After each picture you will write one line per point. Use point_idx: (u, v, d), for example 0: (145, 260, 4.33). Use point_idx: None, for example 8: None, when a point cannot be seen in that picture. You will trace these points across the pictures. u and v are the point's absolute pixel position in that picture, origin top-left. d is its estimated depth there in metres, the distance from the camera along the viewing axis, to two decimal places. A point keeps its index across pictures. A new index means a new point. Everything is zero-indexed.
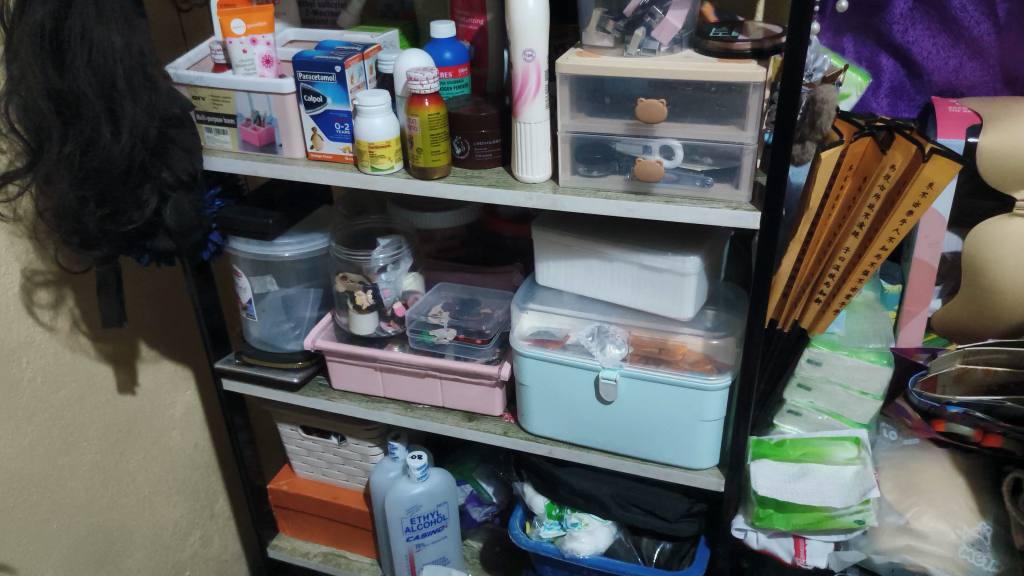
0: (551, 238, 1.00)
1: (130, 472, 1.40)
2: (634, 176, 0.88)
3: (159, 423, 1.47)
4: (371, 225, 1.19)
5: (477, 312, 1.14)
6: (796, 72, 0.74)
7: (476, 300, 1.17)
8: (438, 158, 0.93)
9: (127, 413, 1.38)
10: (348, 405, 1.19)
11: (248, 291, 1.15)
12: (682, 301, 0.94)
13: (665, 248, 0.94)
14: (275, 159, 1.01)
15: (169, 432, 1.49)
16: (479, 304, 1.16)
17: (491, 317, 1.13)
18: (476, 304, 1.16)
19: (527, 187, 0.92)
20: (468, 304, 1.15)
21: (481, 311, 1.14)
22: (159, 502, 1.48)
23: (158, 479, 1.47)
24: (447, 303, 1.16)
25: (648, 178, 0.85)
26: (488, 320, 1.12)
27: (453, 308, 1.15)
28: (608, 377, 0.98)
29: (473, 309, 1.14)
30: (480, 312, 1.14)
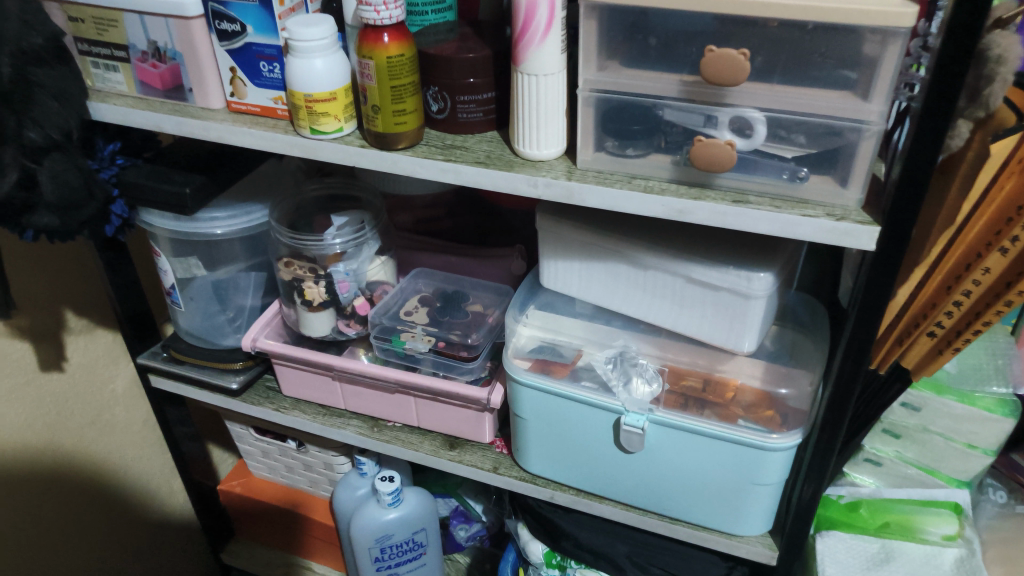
0: (563, 233, 0.73)
1: (72, 462, 1.09)
2: (688, 160, 0.60)
3: (81, 410, 1.09)
4: (330, 189, 0.94)
5: (464, 314, 0.88)
6: (982, 11, 0.45)
7: (464, 297, 0.90)
8: (405, 121, 0.65)
9: (18, 404, 0.99)
10: (300, 418, 0.94)
11: (169, 275, 0.89)
12: (743, 330, 0.69)
13: (722, 260, 0.67)
14: (184, 110, 0.73)
15: (115, 411, 1.15)
16: (467, 302, 0.90)
17: (480, 321, 0.87)
18: (463, 300, 0.90)
19: (529, 166, 0.64)
20: (453, 301, 0.89)
21: (469, 313, 0.88)
22: (115, 489, 1.18)
23: (110, 466, 1.16)
24: (425, 298, 0.90)
25: (713, 168, 0.58)
26: (476, 326, 0.86)
27: (433, 307, 0.89)
28: (631, 422, 0.72)
29: (459, 309, 0.88)
30: (468, 315, 0.88)
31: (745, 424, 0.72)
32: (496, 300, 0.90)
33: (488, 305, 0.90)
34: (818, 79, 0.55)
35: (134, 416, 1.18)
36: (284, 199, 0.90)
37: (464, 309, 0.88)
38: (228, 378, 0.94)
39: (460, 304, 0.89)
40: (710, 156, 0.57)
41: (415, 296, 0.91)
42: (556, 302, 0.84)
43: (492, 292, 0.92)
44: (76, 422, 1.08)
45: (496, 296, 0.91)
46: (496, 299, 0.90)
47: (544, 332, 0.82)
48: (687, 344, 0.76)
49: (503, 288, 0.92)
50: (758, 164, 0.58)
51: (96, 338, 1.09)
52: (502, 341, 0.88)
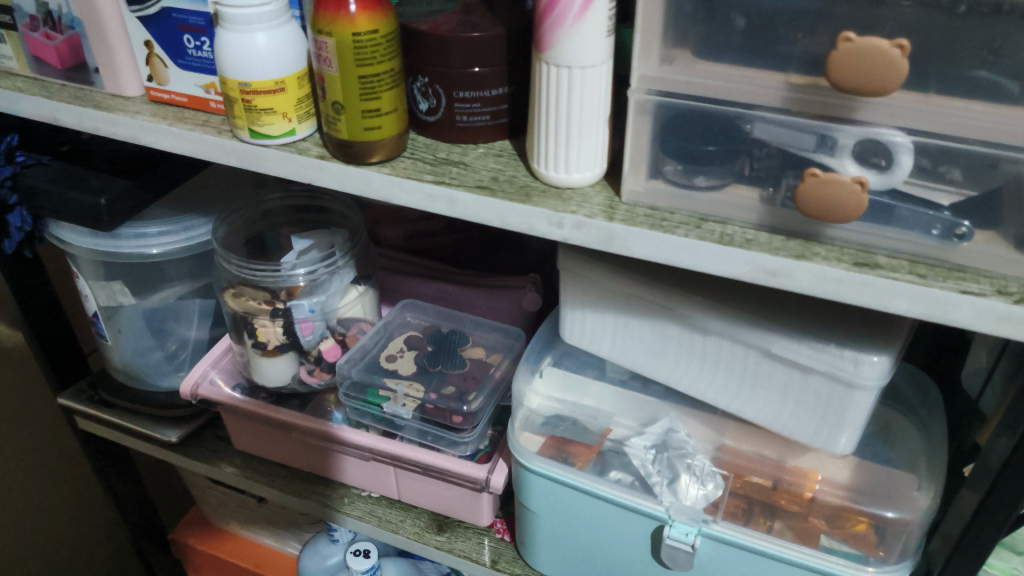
0: (592, 281, 0.54)
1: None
2: (800, 202, 0.39)
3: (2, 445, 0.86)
4: (294, 196, 0.74)
5: (461, 364, 0.68)
6: None
7: (462, 339, 0.71)
8: (380, 125, 0.46)
9: None
10: (250, 482, 0.76)
11: (91, 301, 0.72)
12: (841, 427, 0.49)
13: (814, 333, 0.49)
14: (88, 97, 0.55)
15: (46, 443, 0.92)
16: (464, 346, 0.70)
17: (480, 376, 0.68)
18: (459, 344, 0.70)
19: (553, 196, 0.45)
20: (448, 347, 0.69)
21: (467, 363, 0.69)
22: (54, 540, 0.96)
23: (37, 511, 0.93)
24: (412, 338, 0.71)
25: (828, 215, 0.38)
26: (476, 382, 0.67)
27: (422, 352, 0.70)
28: (679, 537, 0.54)
29: (455, 357, 0.69)
30: (466, 365, 0.68)
31: (827, 544, 0.54)
32: (502, 345, 0.72)
33: (491, 353, 0.71)
34: (999, 92, 0.36)
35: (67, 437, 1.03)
36: (238, 209, 0.72)
37: (461, 357, 0.69)
38: (167, 429, 0.77)
39: (456, 349, 0.69)
40: (820, 197, 0.38)
41: (397, 337, 0.72)
42: (579, 357, 0.65)
43: (496, 333, 0.73)
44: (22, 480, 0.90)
45: (501, 339, 0.72)
46: (501, 346, 0.71)
47: (563, 397, 0.63)
48: (750, 430, 0.58)
49: (512, 331, 0.73)
50: (896, 211, 0.39)
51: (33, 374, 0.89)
52: (507, 401, 0.69)
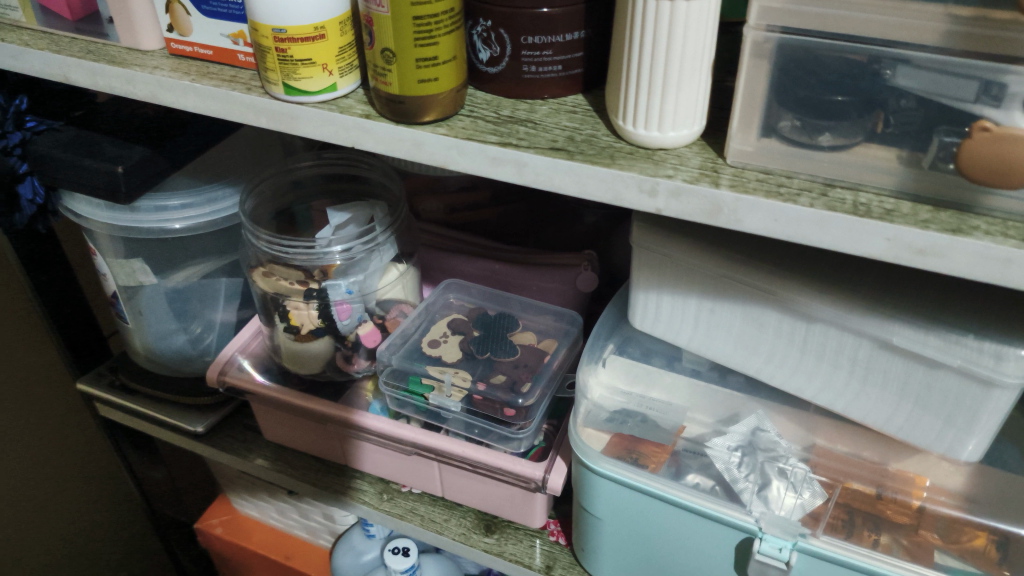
0: (676, 259, 0.47)
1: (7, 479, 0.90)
2: (977, 166, 0.32)
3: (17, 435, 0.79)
4: (326, 164, 0.68)
5: (513, 352, 0.61)
6: None
7: (511, 323, 0.64)
8: (436, 77, 0.39)
9: None
10: (282, 477, 0.70)
11: (109, 280, 0.66)
12: (970, 433, 0.42)
13: (942, 320, 0.42)
14: (101, 51, 0.47)
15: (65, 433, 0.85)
16: (515, 331, 0.63)
17: (534, 364, 0.61)
18: (509, 329, 0.63)
19: (642, 159, 0.38)
20: (496, 333, 0.62)
21: (518, 350, 0.61)
22: (75, 533, 0.90)
23: (56, 503, 0.87)
24: (455, 322, 0.64)
25: (999, 176, 0.32)
26: (530, 372, 0.60)
27: (468, 337, 0.62)
28: (770, 552, 0.49)
29: (505, 344, 0.61)
30: (517, 352, 0.61)
31: (942, 562, 0.47)
32: (557, 330, 0.64)
33: (544, 339, 0.63)
34: None
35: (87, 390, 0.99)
36: (267, 179, 0.65)
37: (511, 343, 0.62)
38: (192, 419, 0.71)
39: (505, 335, 0.62)
40: (991, 155, 0.32)
41: (440, 320, 0.65)
42: (645, 345, 0.58)
43: (549, 315, 0.66)
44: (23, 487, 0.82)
45: (555, 323, 0.65)
46: (556, 331, 0.64)
47: (630, 390, 0.57)
48: (847, 428, 0.51)
49: (567, 313, 0.66)
50: None
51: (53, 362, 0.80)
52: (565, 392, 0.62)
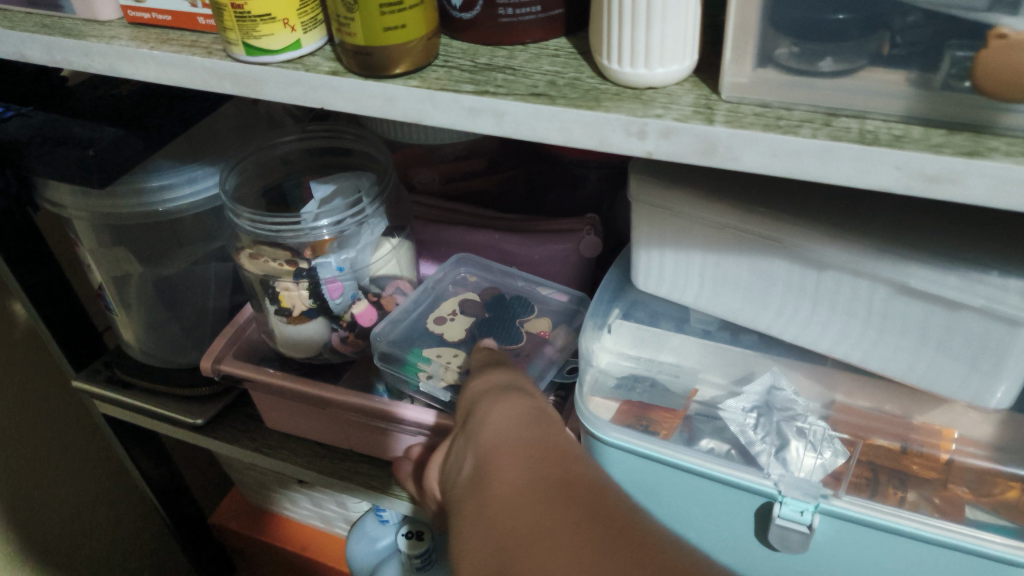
0: (675, 211, 0.44)
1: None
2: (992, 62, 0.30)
3: (23, 439, 0.78)
4: (311, 139, 0.65)
5: (517, 340, 0.58)
6: None
7: (526, 308, 0.62)
8: (403, 23, 0.36)
9: None
10: (287, 466, 0.68)
11: (94, 271, 0.65)
12: (997, 377, 0.40)
13: (962, 258, 0.39)
14: (57, 25, 0.45)
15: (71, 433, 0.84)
16: (526, 318, 0.61)
17: (535, 352, 0.58)
18: (520, 314, 0.61)
19: (630, 99, 0.35)
20: (506, 319, 0.60)
21: (523, 337, 0.59)
22: (93, 532, 0.89)
23: (69, 505, 0.85)
24: (467, 303, 0.62)
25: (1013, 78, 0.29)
26: (527, 361, 0.57)
27: (477, 319, 0.61)
28: (791, 515, 0.46)
29: (512, 331, 0.59)
30: (521, 340, 0.59)
31: (973, 517, 0.44)
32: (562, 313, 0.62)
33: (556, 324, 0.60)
34: None
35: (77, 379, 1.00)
36: (250, 156, 0.62)
37: (518, 329, 0.59)
38: (190, 411, 0.69)
39: (513, 321, 0.60)
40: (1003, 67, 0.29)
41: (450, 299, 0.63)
42: (652, 307, 0.56)
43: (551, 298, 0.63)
44: (21, 492, 0.79)
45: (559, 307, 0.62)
46: (561, 313, 0.61)
47: (638, 354, 0.54)
48: (868, 382, 0.49)
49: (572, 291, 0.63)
50: None
51: (46, 362, 0.79)
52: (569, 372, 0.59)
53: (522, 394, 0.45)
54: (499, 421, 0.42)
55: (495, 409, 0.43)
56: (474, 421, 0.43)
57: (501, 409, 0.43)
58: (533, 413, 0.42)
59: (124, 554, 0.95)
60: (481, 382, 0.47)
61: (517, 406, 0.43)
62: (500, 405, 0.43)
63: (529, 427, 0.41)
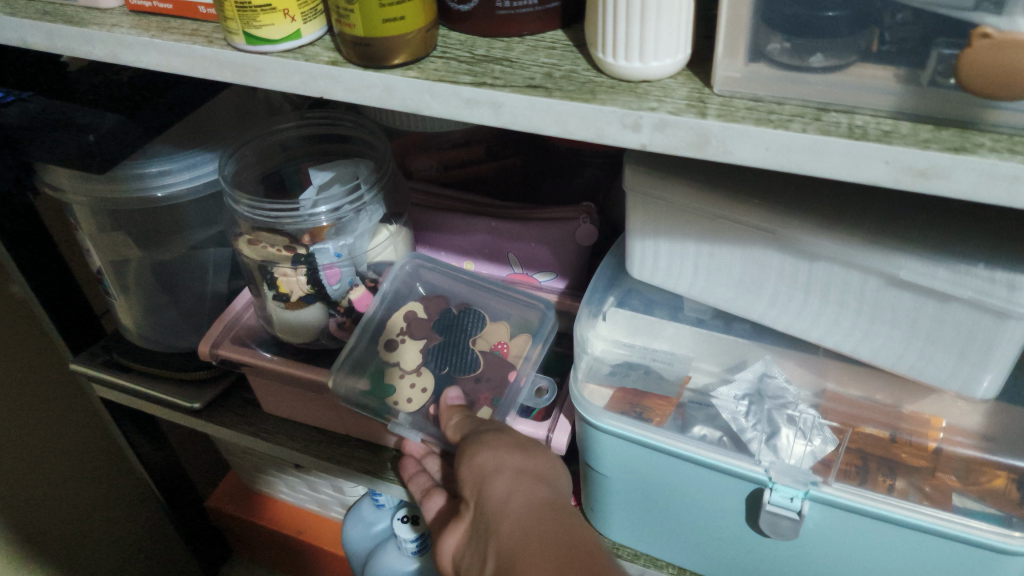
0: (668, 202, 0.45)
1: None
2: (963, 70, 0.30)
3: (23, 422, 0.79)
4: (309, 126, 0.65)
5: (474, 367, 0.59)
6: None
7: (476, 324, 0.62)
8: (403, 15, 0.37)
9: None
10: (282, 450, 0.69)
11: (93, 256, 0.66)
12: (984, 368, 0.40)
13: (951, 250, 0.39)
14: (59, 12, 0.45)
15: (69, 417, 0.85)
16: (477, 336, 0.61)
17: (496, 378, 0.58)
18: (472, 334, 0.61)
19: (625, 92, 0.36)
20: (459, 344, 0.60)
21: (479, 362, 0.59)
22: (91, 515, 0.90)
23: (68, 488, 0.86)
24: (414, 319, 0.61)
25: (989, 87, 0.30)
26: (491, 391, 0.58)
27: (429, 342, 0.61)
28: (782, 502, 0.47)
29: (467, 359, 0.60)
30: (479, 365, 0.59)
31: (961, 504, 0.45)
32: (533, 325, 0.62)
33: (516, 335, 0.62)
34: None
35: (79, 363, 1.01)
36: (249, 143, 0.63)
37: (473, 352, 0.60)
38: (188, 396, 0.70)
39: (466, 343, 0.61)
40: (989, 65, 0.29)
41: (396, 311, 0.62)
42: (647, 296, 0.56)
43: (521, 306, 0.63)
44: (21, 473, 0.80)
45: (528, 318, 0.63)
46: (520, 326, 0.62)
47: (632, 342, 0.56)
48: (857, 372, 0.49)
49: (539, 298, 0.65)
50: None
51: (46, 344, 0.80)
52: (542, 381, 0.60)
53: (537, 480, 0.47)
54: (516, 519, 0.44)
55: (512, 501, 0.45)
56: (493, 514, 0.45)
57: (519, 503, 0.45)
58: (549, 507, 0.45)
59: (122, 535, 0.96)
60: (492, 460, 0.48)
61: (532, 497, 0.45)
62: (516, 496, 0.45)
63: (543, 525, 0.43)
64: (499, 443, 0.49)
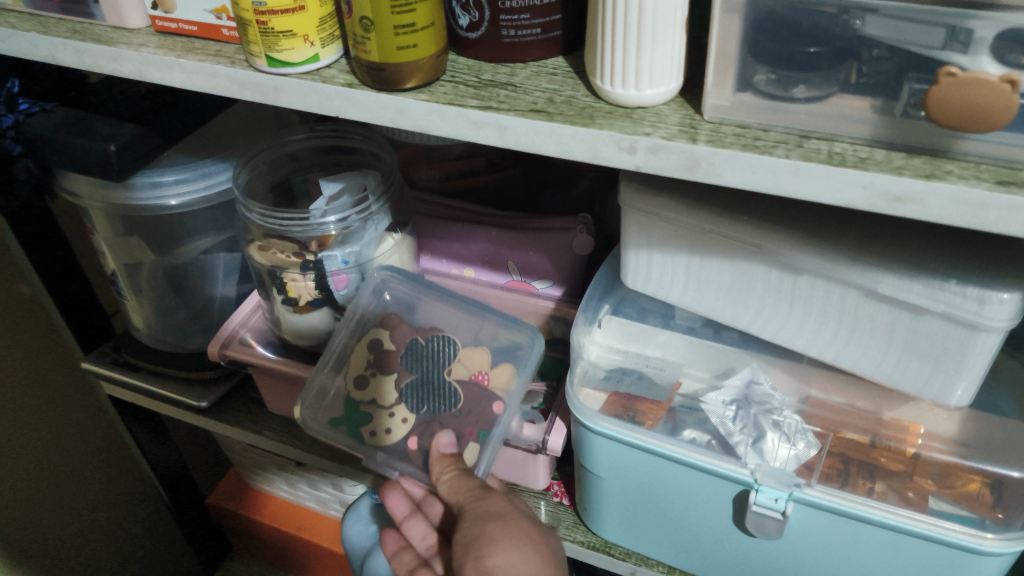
0: (663, 216, 0.47)
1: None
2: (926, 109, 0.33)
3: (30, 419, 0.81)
4: (319, 141, 0.68)
5: (454, 401, 0.58)
6: None
7: (448, 347, 0.60)
8: (416, 43, 0.39)
9: None
10: (288, 449, 0.72)
11: (109, 260, 0.68)
12: (959, 377, 0.43)
13: (927, 266, 0.42)
14: (87, 31, 0.49)
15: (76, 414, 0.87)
16: (450, 364, 0.59)
17: (476, 412, 0.58)
18: (445, 364, 0.59)
19: (622, 117, 0.38)
20: (431, 376, 0.59)
21: (458, 395, 0.58)
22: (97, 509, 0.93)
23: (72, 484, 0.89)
24: (379, 352, 0.60)
25: (971, 122, 0.32)
26: (473, 424, 0.58)
27: (402, 381, 0.59)
28: (766, 503, 0.49)
29: (444, 391, 0.58)
30: (457, 398, 0.58)
31: (937, 507, 0.48)
32: (517, 350, 0.60)
33: (497, 364, 0.60)
34: None
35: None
36: (261, 153, 0.65)
37: (449, 385, 0.59)
38: (196, 395, 0.72)
39: (439, 375, 0.59)
40: (956, 101, 0.32)
41: (363, 339, 0.61)
42: (640, 304, 0.59)
43: (504, 329, 0.61)
44: (26, 465, 0.82)
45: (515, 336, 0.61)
46: (505, 353, 0.60)
47: (626, 347, 0.58)
48: (840, 379, 0.52)
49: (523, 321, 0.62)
50: None
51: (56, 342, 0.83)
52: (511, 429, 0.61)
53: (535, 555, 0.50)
54: None
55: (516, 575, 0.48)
56: None
57: None
58: None
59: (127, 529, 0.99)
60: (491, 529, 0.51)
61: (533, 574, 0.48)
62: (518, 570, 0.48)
63: None
64: (497, 508, 0.52)
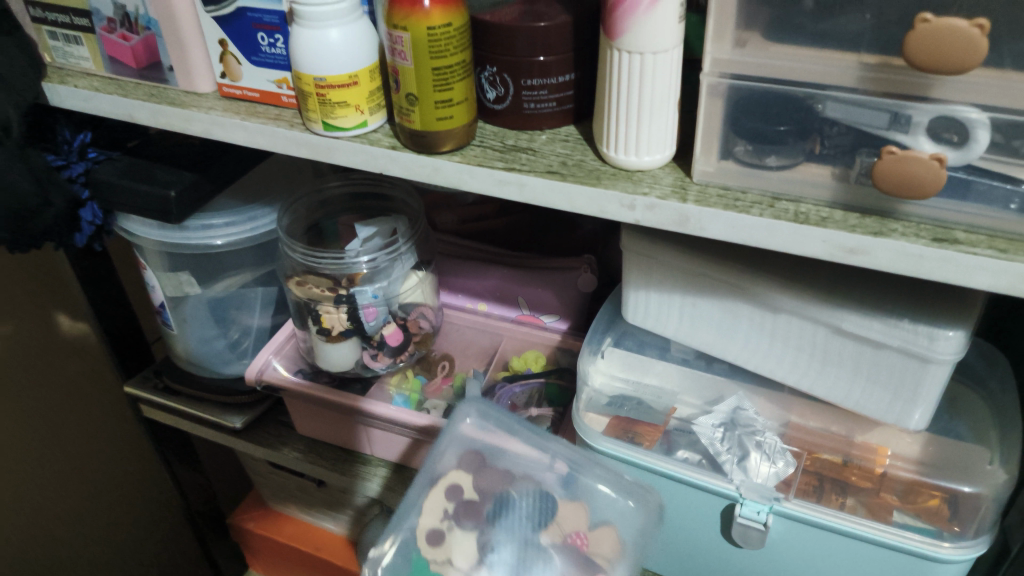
0: (660, 260, 0.54)
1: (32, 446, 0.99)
2: (870, 174, 0.41)
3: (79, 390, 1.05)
4: (352, 188, 0.75)
5: (550, 564, 0.56)
6: None
7: (547, 503, 0.58)
8: (452, 114, 0.47)
9: None
10: (315, 468, 0.78)
11: (157, 292, 0.74)
12: (913, 404, 0.50)
13: (885, 307, 0.49)
14: (162, 94, 0.56)
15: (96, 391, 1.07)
16: (548, 524, 0.57)
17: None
18: (542, 522, 0.57)
19: (624, 179, 0.45)
20: (526, 537, 0.57)
21: (556, 559, 0.56)
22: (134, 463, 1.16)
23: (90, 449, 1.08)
24: (462, 504, 0.58)
25: (908, 193, 0.39)
26: None
27: (488, 538, 0.57)
28: (750, 515, 0.56)
29: (541, 553, 0.56)
30: (554, 563, 0.56)
31: (899, 519, 0.54)
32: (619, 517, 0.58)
33: (597, 526, 0.57)
34: None
35: (114, 376, 1.09)
36: (302, 198, 0.73)
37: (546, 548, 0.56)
38: (231, 416, 0.79)
39: (535, 536, 0.57)
40: (898, 174, 0.39)
41: (436, 487, 0.59)
42: (639, 337, 0.65)
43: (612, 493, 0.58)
44: None
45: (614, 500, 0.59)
46: (614, 518, 0.58)
47: (626, 376, 0.64)
48: (816, 406, 0.59)
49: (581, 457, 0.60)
50: (972, 186, 0.39)
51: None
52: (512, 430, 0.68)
53: None
54: None
55: None
56: None
57: None
58: None
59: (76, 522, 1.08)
60: None
61: None
62: None
63: None
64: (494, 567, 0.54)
